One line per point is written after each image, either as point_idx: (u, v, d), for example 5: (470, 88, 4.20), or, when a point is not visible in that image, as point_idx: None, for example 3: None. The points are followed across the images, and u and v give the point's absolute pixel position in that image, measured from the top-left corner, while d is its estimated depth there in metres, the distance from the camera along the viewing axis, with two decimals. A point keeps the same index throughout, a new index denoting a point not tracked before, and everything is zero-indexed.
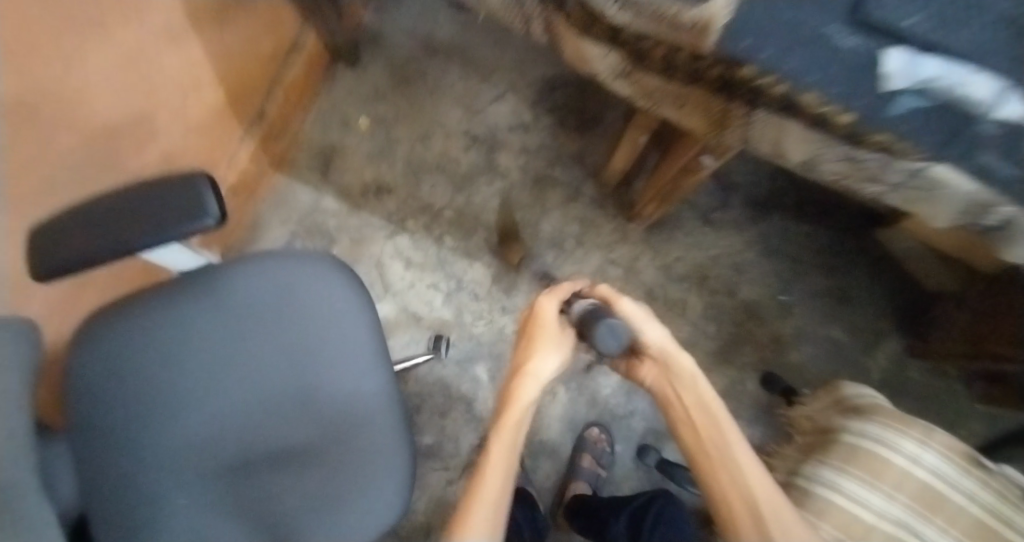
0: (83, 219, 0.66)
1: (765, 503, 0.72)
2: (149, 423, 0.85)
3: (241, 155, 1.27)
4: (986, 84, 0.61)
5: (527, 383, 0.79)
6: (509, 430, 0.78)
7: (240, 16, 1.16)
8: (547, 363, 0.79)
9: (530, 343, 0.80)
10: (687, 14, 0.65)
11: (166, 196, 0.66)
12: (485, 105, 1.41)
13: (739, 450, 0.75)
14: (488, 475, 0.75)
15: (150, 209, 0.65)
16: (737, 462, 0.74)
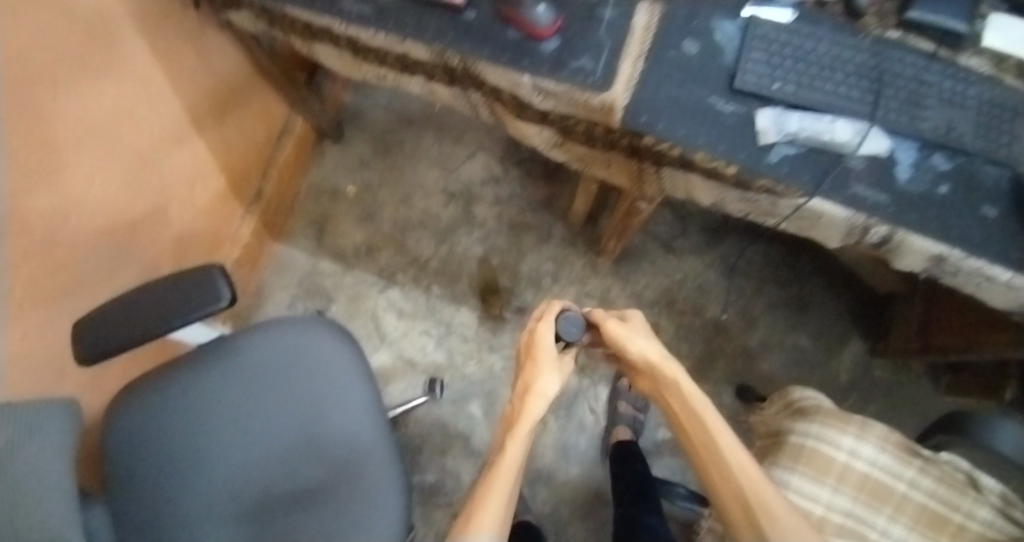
0: (121, 309, 0.80)
1: (751, 492, 0.77)
2: (183, 474, 0.99)
3: (244, 231, 1.42)
4: (836, 131, 0.79)
5: (535, 402, 0.83)
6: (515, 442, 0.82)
7: (239, 111, 1.32)
8: (550, 384, 0.83)
9: (533, 365, 0.84)
10: (596, 99, 0.80)
11: (189, 285, 0.81)
12: (459, 164, 1.57)
13: (727, 441, 0.81)
14: (499, 479, 0.79)
15: (177, 296, 0.80)
16: (727, 454, 0.80)
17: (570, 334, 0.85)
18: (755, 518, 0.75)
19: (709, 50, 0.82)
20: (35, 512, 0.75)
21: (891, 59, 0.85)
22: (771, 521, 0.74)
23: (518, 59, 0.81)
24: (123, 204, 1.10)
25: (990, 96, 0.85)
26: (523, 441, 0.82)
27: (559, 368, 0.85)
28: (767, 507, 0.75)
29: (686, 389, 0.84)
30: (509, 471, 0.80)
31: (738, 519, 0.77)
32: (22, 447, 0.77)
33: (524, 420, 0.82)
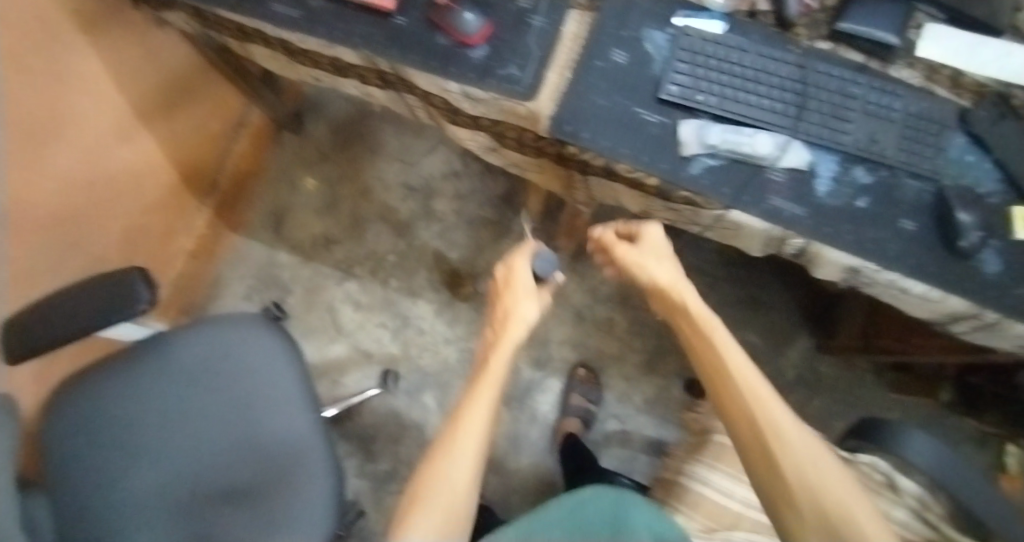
0: (48, 309, 0.82)
1: (761, 415, 0.72)
2: (118, 470, 1.01)
3: (197, 223, 1.45)
4: (759, 144, 0.80)
5: (515, 326, 0.84)
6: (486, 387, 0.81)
7: (192, 105, 1.33)
8: (529, 309, 0.86)
9: (511, 294, 0.87)
10: (522, 106, 0.81)
11: (110, 288, 0.83)
12: (419, 157, 1.58)
13: (735, 361, 0.76)
14: (467, 427, 0.78)
15: (99, 299, 0.82)
16: (739, 377, 0.75)
17: (545, 270, 0.90)
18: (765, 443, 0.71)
19: (638, 60, 0.83)
20: None
21: (818, 71, 0.84)
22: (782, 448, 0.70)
23: (446, 66, 0.81)
24: (71, 200, 1.11)
25: (918, 109, 0.83)
26: (505, 360, 0.83)
27: (536, 298, 0.88)
28: (778, 430, 0.71)
29: (696, 310, 0.81)
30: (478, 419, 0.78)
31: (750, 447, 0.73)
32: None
33: (504, 345, 0.83)
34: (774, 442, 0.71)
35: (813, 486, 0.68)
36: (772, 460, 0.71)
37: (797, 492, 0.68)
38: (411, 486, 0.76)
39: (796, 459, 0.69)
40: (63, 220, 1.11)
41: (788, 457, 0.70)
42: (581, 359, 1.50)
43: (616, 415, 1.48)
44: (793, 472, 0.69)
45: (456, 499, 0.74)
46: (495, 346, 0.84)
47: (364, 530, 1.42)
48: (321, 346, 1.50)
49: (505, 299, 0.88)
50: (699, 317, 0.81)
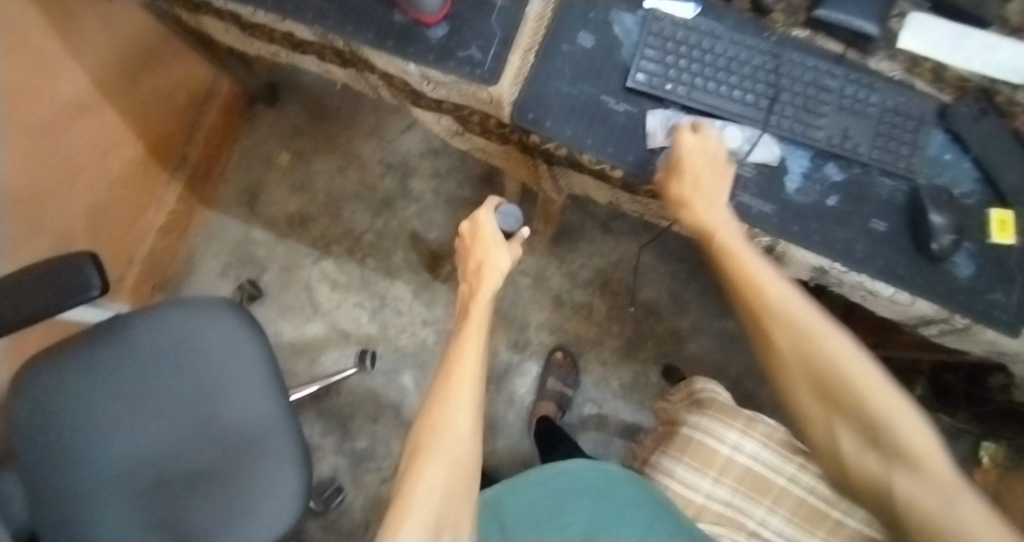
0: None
1: (817, 334, 0.67)
2: (78, 458, 0.99)
3: (168, 197, 1.41)
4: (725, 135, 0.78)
5: (489, 275, 0.78)
6: (471, 346, 0.73)
7: (155, 75, 1.29)
8: (503, 261, 0.79)
9: (482, 246, 0.80)
10: (484, 92, 0.77)
11: (61, 273, 0.81)
12: (397, 134, 1.54)
13: (772, 279, 0.70)
14: (457, 392, 0.70)
15: (49, 285, 0.80)
16: (779, 298, 0.69)
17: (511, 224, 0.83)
18: (818, 367, 0.67)
19: (605, 44, 0.80)
20: None
21: (791, 61, 0.80)
22: (840, 373, 0.66)
23: (404, 46, 0.78)
24: (28, 177, 1.08)
25: (895, 104, 0.80)
26: (485, 312, 0.76)
27: (508, 250, 0.80)
28: (832, 350, 0.67)
29: (721, 224, 0.73)
30: (468, 386, 0.70)
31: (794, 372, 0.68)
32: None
33: (483, 296, 0.77)
34: (838, 365, 0.66)
35: (879, 410, 0.64)
36: (827, 387, 0.67)
37: (864, 417, 0.65)
38: (411, 440, 0.69)
39: (854, 383, 0.65)
40: (23, 197, 1.08)
41: (850, 380, 0.66)
42: (559, 342, 1.48)
43: (593, 399, 1.47)
44: (858, 398, 0.65)
45: (459, 468, 0.66)
46: (473, 298, 0.77)
47: (341, 506, 1.43)
48: (298, 325, 1.48)
49: (475, 250, 0.80)
50: (728, 232, 0.73)
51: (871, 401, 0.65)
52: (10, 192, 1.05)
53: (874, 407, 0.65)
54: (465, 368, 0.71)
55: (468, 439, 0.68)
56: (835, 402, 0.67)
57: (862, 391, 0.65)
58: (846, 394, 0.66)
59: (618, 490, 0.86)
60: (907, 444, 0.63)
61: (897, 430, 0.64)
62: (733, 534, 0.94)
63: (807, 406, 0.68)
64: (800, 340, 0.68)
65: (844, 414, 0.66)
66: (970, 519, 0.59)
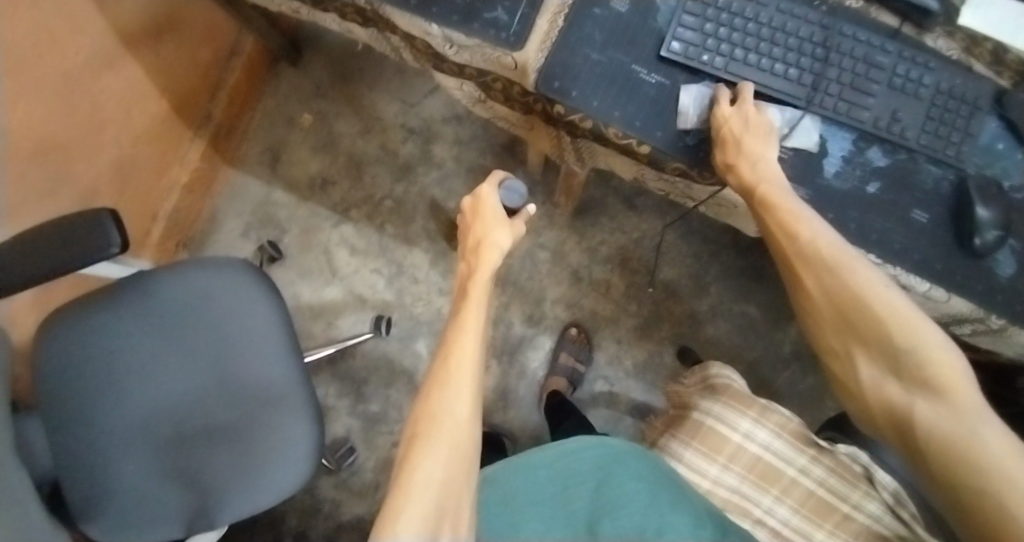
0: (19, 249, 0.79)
1: (850, 274, 0.69)
2: (93, 409, 0.99)
3: (192, 153, 1.40)
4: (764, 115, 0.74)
5: (489, 253, 0.78)
6: (471, 327, 0.72)
7: (181, 29, 1.26)
8: (504, 239, 0.80)
9: (484, 221, 0.81)
10: (509, 57, 0.74)
11: (79, 228, 0.79)
12: (420, 99, 1.51)
13: (810, 218, 0.70)
14: (458, 373, 0.68)
15: (68, 239, 0.79)
16: (817, 238, 0.69)
17: (514, 201, 0.85)
18: (847, 300, 0.70)
19: (639, 9, 0.75)
20: None
21: (841, 34, 0.76)
22: (867, 308, 0.69)
23: (427, 5, 0.75)
24: (50, 130, 1.07)
25: (950, 87, 0.75)
26: (484, 288, 0.76)
27: (510, 226, 0.82)
28: (864, 286, 0.68)
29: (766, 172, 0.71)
30: (468, 367, 0.69)
31: (823, 305, 0.73)
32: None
33: (482, 273, 0.77)
34: (868, 301, 0.68)
35: (905, 343, 0.67)
36: (856, 321, 0.70)
37: (890, 349, 0.68)
38: (409, 428, 0.67)
39: (880, 317, 0.68)
40: (46, 149, 1.07)
41: (879, 315, 0.68)
42: (574, 318, 1.46)
43: (605, 377, 1.45)
44: (885, 331, 0.68)
45: (460, 453, 0.64)
46: (473, 276, 0.76)
47: (353, 466, 1.44)
48: (314, 287, 1.48)
49: (476, 227, 0.81)
50: (773, 177, 0.71)
51: (896, 333, 0.67)
52: (32, 143, 1.04)
53: (900, 342, 0.67)
54: (465, 348, 0.70)
55: (468, 422, 0.66)
56: (864, 335, 0.70)
57: (890, 324, 0.68)
58: (874, 327, 0.69)
59: (615, 461, 0.86)
60: (934, 376, 0.66)
61: (925, 360, 0.66)
62: (738, 521, 0.92)
63: (835, 334, 0.74)
64: (834, 276, 0.70)
65: (872, 345, 0.70)
66: (989, 440, 0.62)
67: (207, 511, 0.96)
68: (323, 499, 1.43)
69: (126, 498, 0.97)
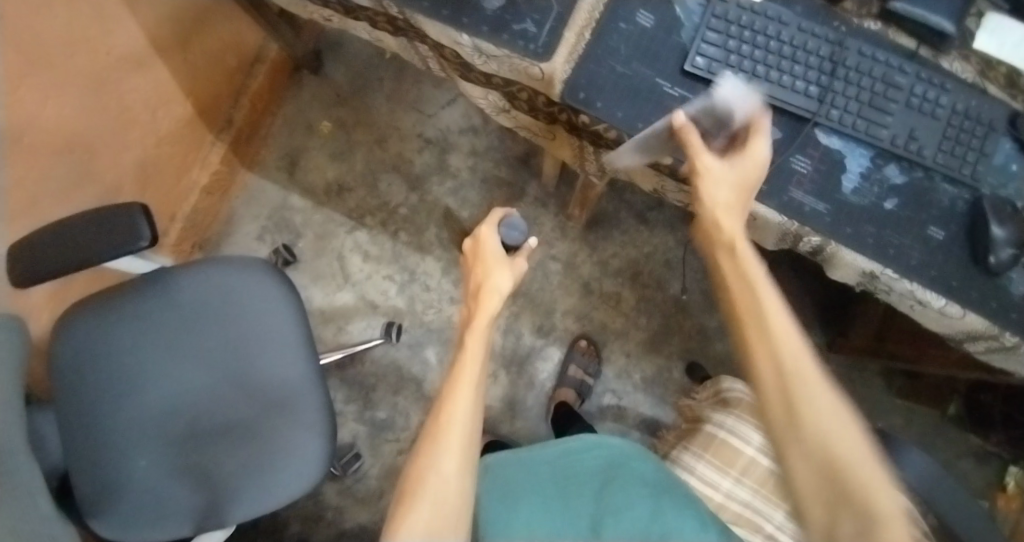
0: (51, 238, 0.80)
1: (796, 361, 0.57)
2: (110, 403, 1.00)
3: (213, 157, 1.42)
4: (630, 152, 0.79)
5: (489, 298, 0.74)
6: (467, 386, 0.68)
7: (208, 33, 1.29)
8: (505, 280, 0.75)
9: (483, 263, 0.77)
10: (535, 68, 0.76)
11: (112, 222, 0.81)
12: (438, 109, 1.54)
13: (766, 297, 0.61)
14: (451, 435, 0.64)
15: (100, 231, 0.81)
16: (765, 317, 0.59)
17: (513, 237, 0.86)
18: (788, 389, 0.56)
19: (664, 25, 0.78)
20: None
21: (860, 54, 0.78)
22: (811, 399, 0.55)
23: (458, 16, 0.77)
24: (79, 128, 1.09)
25: (965, 107, 0.78)
26: (483, 336, 0.71)
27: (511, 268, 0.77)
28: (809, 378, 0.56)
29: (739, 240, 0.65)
30: (463, 426, 0.65)
31: (770, 395, 0.57)
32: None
33: (482, 317, 0.72)
34: (797, 388, 0.56)
35: (843, 455, 0.52)
36: (799, 416, 0.55)
37: (816, 460, 0.53)
38: (399, 486, 0.64)
39: (824, 417, 0.54)
40: (74, 146, 1.10)
41: (805, 412, 0.55)
42: (583, 330, 1.47)
43: (613, 390, 1.45)
44: (811, 434, 0.54)
45: (444, 511, 0.61)
46: (473, 321, 0.72)
47: (358, 472, 1.44)
48: (325, 293, 1.49)
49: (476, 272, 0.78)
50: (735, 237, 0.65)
51: (821, 435, 0.54)
52: (65, 139, 1.08)
53: (839, 451, 0.53)
54: (460, 408, 0.66)
55: (459, 481, 0.63)
56: (795, 438, 0.55)
57: (814, 424, 0.54)
58: (815, 430, 0.54)
59: (622, 466, 0.89)
60: (854, 491, 0.51)
61: (834, 477, 0.52)
62: (749, 535, 0.92)
63: (782, 452, 0.56)
64: (782, 361, 0.57)
65: (810, 455, 0.54)
66: None
67: (218, 510, 0.97)
68: (326, 505, 1.43)
69: (138, 494, 0.98)
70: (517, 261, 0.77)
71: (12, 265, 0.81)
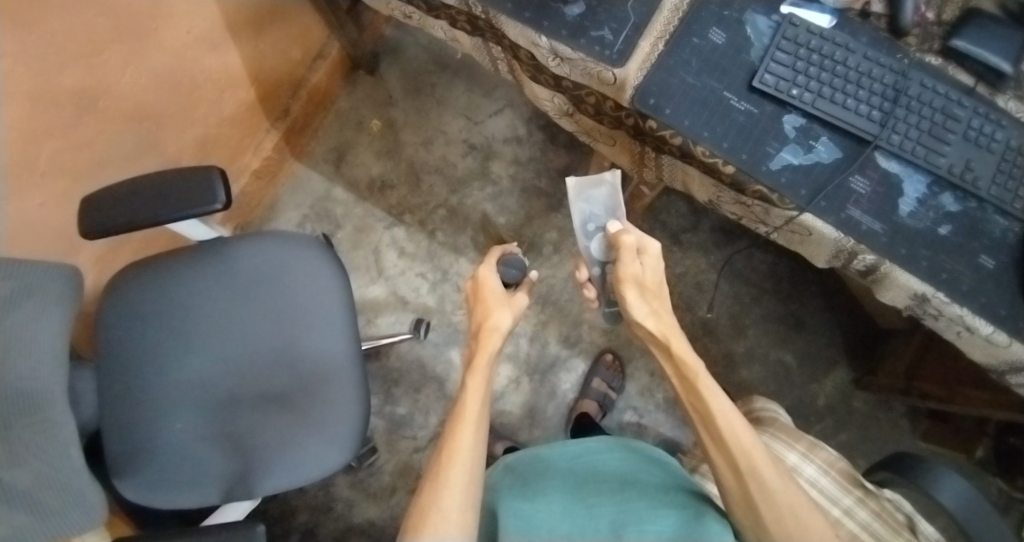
0: (130, 193, 0.85)
1: (740, 456, 0.75)
2: (153, 364, 1.02)
3: (267, 143, 1.48)
4: (594, 189, 0.96)
5: (490, 336, 0.89)
6: (467, 428, 0.79)
7: (276, 27, 1.36)
8: (504, 319, 0.91)
9: (487, 304, 0.92)
10: (609, 72, 0.79)
11: (190, 186, 0.85)
12: (485, 118, 1.57)
13: (719, 404, 0.78)
14: (455, 473, 0.75)
15: (176, 192, 0.85)
16: (716, 425, 0.77)
17: (511, 276, 1.03)
18: (745, 485, 0.74)
19: (735, 42, 0.80)
20: (37, 357, 0.84)
21: (921, 85, 0.79)
22: (763, 495, 0.73)
23: (539, 19, 0.82)
24: (150, 98, 1.16)
25: (1019, 145, 0.79)
26: (484, 370, 0.85)
27: (506, 302, 0.93)
28: (757, 475, 0.74)
29: (679, 351, 0.83)
30: (466, 463, 0.76)
31: (728, 480, 0.77)
32: (19, 303, 0.83)
33: (481, 355, 0.87)
34: (753, 488, 0.74)
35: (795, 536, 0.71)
36: (758, 510, 0.73)
37: None
38: (410, 522, 0.74)
39: (778, 511, 0.72)
40: (145, 115, 1.16)
41: (762, 507, 0.73)
42: (609, 344, 1.48)
43: (635, 407, 1.46)
44: (771, 526, 0.73)
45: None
46: (475, 361, 0.86)
47: (372, 467, 1.44)
48: (358, 284, 1.52)
49: (479, 309, 0.93)
50: (674, 344, 0.83)
51: (780, 527, 0.72)
52: (137, 109, 1.14)
53: (793, 536, 0.71)
54: (464, 443, 0.78)
55: (458, 507, 0.73)
56: (759, 529, 0.74)
57: (769, 518, 0.72)
58: (774, 522, 0.72)
59: (637, 468, 0.93)
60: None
61: None
62: None
63: (744, 525, 0.77)
64: (732, 459, 0.76)
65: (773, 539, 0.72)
66: None
67: (248, 481, 0.98)
68: (336, 498, 1.43)
69: (171, 457, 0.99)
70: (516, 299, 0.95)
71: (86, 210, 0.86)
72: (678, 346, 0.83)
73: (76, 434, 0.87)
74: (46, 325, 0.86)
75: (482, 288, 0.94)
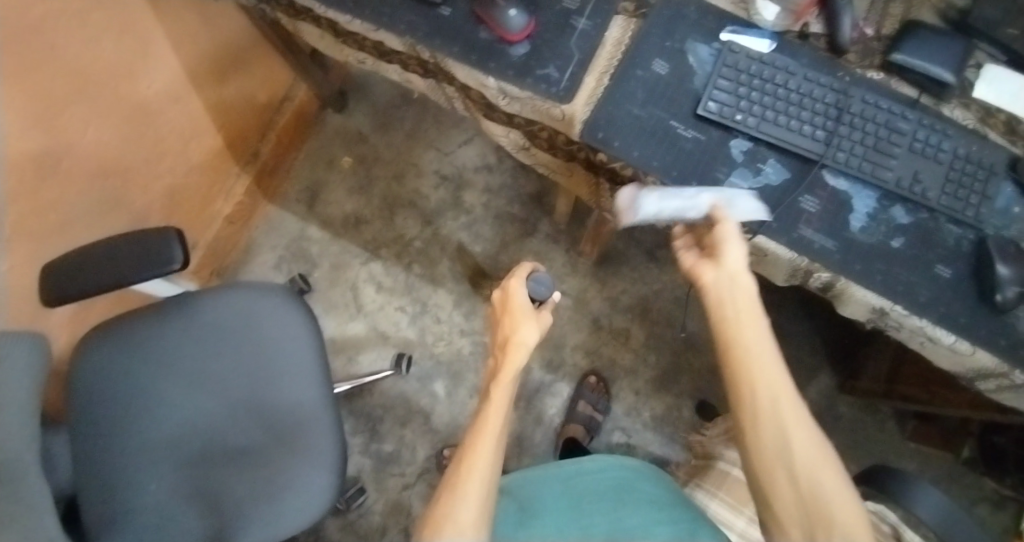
0: (87, 258, 0.86)
1: (784, 384, 0.65)
2: (126, 424, 1.02)
3: (237, 189, 1.48)
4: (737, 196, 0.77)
5: (516, 354, 0.73)
6: (489, 438, 0.71)
7: (237, 74, 1.36)
8: (531, 337, 0.74)
9: (514, 316, 0.76)
10: (557, 109, 0.80)
11: (148, 246, 0.86)
12: (454, 148, 1.59)
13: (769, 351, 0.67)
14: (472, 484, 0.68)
15: (135, 254, 0.86)
16: (786, 433, 0.63)
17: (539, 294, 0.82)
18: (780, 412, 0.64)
19: (679, 72, 0.81)
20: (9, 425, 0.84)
21: (863, 101, 0.80)
22: (798, 424, 0.64)
23: (486, 60, 0.82)
24: (115, 154, 1.17)
25: (967, 152, 0.79)
26: (507, 391, 0.72)
27: (536, 318, 0.77)
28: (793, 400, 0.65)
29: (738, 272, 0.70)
30: (484, 477, 0.69)
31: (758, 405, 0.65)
32: None
33: (506, 374, 0.72)
34: (789, 413, 0.64)
35: (825, 495, 0.61)
36: (787, 437, 0.63)
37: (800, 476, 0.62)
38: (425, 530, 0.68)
39: (809, 444, 0.63)
40: (110, 171, 1.17)
41: (795, 436, 0.63)
42: (592, 366, 1.48)
43: (622, 428, 1.45)
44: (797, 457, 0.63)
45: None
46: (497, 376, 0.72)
47: (362, 507, 1.43)
48: (338, 323, 1.52)
49: (505, 321, 0.77)
50: (739, 330, 0.67)
51: (808, 459, 0.63)
52: (100, 167, 1.15)
53: (815, 463, 0.62)
54: (482, 453, 0.70)
55: (473, 533, 0.66)
56: (780, 458, 0.63)
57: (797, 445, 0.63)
58: (805, 476, 0.62)
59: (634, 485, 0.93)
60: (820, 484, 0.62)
61: (811, 483, 0.62)
62: None
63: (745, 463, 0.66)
64: (773, 386, 0.65)
65: (794, 478, 0.63)
66: None
67: (224, 536, 0.97)
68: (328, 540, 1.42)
69: (147, 517, 0.99)
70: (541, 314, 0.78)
71: (44, 280, 0.86)
72: (747, 332, 0.67)
73: (51, 500, 0.87)
74: (16, 396, 0.86)
75: (510, 301, 0.79)
